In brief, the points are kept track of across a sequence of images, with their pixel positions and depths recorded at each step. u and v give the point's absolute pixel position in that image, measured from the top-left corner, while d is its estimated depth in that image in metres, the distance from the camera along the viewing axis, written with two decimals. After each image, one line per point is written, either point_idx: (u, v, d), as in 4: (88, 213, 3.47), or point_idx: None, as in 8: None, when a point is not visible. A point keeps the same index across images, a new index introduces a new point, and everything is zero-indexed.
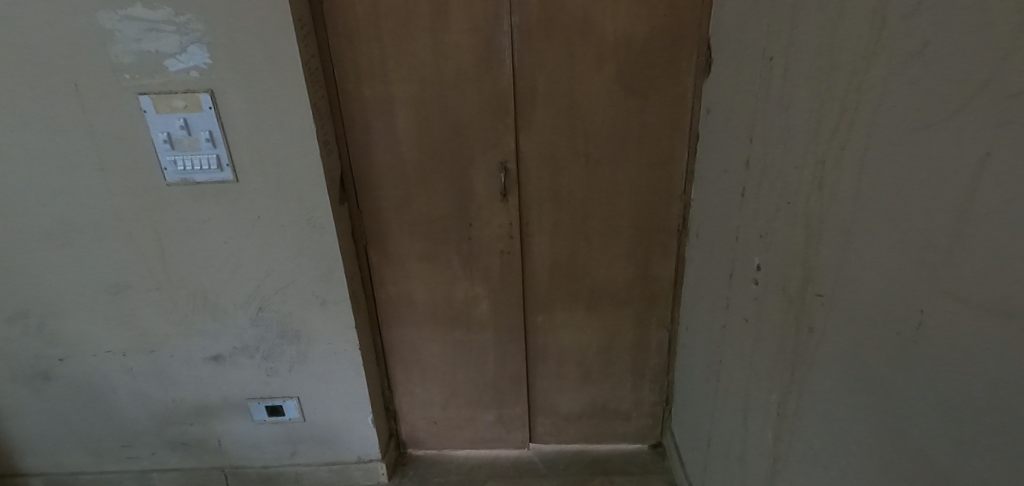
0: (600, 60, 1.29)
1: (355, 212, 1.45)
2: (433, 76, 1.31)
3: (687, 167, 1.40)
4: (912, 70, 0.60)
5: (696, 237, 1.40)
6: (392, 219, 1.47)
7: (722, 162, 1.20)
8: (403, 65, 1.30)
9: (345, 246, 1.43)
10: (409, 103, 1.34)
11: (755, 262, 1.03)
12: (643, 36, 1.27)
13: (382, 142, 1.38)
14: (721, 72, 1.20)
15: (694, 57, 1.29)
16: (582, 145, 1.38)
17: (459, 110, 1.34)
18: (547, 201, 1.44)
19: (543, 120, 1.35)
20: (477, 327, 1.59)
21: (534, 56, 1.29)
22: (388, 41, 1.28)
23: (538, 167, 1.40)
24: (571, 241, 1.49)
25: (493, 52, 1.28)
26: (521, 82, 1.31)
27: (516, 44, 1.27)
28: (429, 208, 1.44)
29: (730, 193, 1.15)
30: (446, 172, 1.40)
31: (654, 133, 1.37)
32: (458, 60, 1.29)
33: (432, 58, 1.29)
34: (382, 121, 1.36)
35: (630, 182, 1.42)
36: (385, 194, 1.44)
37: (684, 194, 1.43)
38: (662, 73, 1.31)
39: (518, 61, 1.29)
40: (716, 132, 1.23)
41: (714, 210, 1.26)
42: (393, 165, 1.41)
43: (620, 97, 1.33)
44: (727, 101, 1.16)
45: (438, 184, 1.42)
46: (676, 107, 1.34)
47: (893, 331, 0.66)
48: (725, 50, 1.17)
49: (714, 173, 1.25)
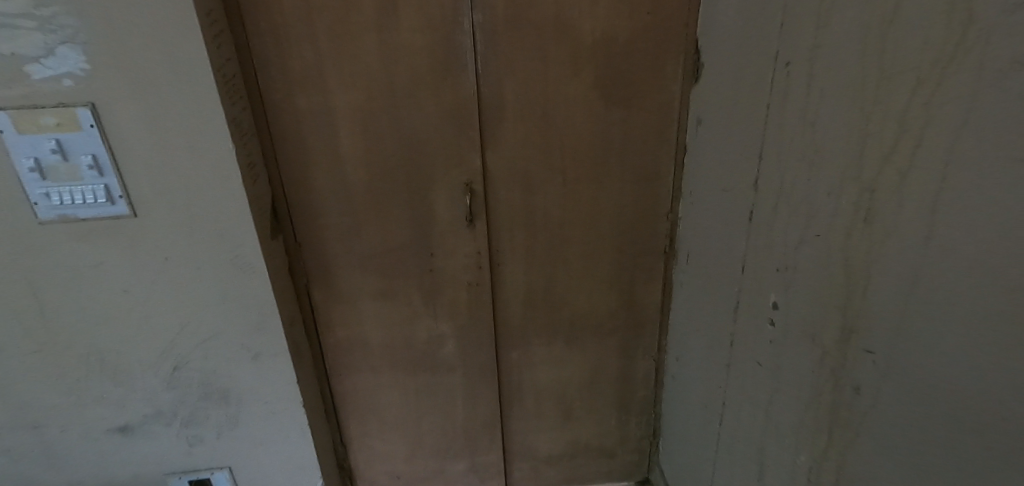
0: (576, 66, 1.13)
1: (294, 245, 1.23)
2: (380, 84, 1.10)
3: (674, 183, 1.25)
4: (1003, 85, 0.47)
5: (686, 261, 1.26)
6: (339, 251, 1.25)
7: (718, 180, 1.06)
8: (343, 71, 1.09)
9: (281, 286, 1.20)
10: (353, 116, 1.13)
11: (768, 300, 0.89)
12: (626, 37, 1.11)
13: (322, 162, 1.16)
14: (715, 79, 1.05)
15: (681, 61, 1.14)
16: (557, 162, 1.21)
17: (414, 124, 1.14)
18: (519, 226, 1.26)
19: (513, 135, 1.17)
20: (442, 368, 1.40)
21: (500, 60, 1.10)
22: (323, 42, 1.06)
23: (508, 187, 1.22)
24: (546, 269, 1.32)
25: (451, 56, 1.09)
26: (487, 91, 1.12)
27: (479, 47, 1.09)
28: (382, 237, 1.24)
29: (731, 217, 1.01)
30: (401, 196, 1.20)
31: (637, 148, 1.22)
32: (410, 66, 1.09)
33: (378, 63, 1.09)
34: (321, 138, 1.14)
35: (611, 201, 1.26)
36: (328, 223, 1.22)
37: (671, 213, 1.28)
38: (646, 80, 1.16)
39: (482, 66, 1.10)
40: (710, 146, 1.09)
41: (710, 233, 1.12)
42: (336, 189, 1.19)
43: (599, 108, 1.17)
44: (724, 112, 1.02)
45: (391, 210, 1.22)
46: (662, 118, 1.19)
47: (974, 410, 0.52)
48: (719, 53, 1.03)
49: (710, 191, 1.10)
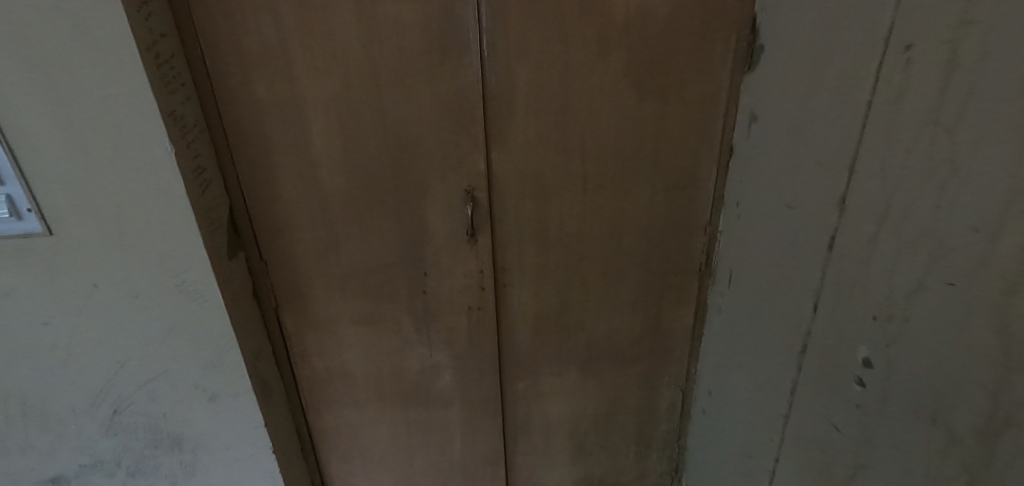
0: (605, 49, 0.91)
1: (259, 263, 1.02)
2: (359, 68, 0.88)
3: (716, 191, 1.05)
4: None
5: (727, 283, 1.07)
6: (314, 269, 1.05)
7: (778, 192, 0.86)
8: (314, 52, 0.87)
9: (243, 314, 1.00)
10: (328, 109, 0.91)
11: (854, 353, 0.70)
12: (668, 13, 0.90)
13: (291, 165, 0.95)
14: (778, 67, 0.84)
15: (732, 43, 0.93)
16: (577, 166, 1.00)
17: (403, 119, 0.93)
18: (530, 241, 1.06)
19: (524, 133, 0.96)
20: (437, 401, 1.21)
21: (511, 41, 0.89)
22: (288, 15, 0.84)
23: (517, 196, 1.02)
24: (561, 290, 1.12)
25: (449, 35, 0.87)
26: (493, 78, 0.91)
27: (484, 23, 0.87)
28: (366, 254, 1.04)
29: (797, 241, 0.82)
30: (388, 206, 1.00)
31: (674, 149, 1.01)
32: (397, 48, 0.87)
33: (357, 42, 0.86)
34: (288, 136, 0.93)
35: (640, 212, 1.06)
36: (300, 238, 1.02)
37: (710, 225, 1.08)
38: (689, 67, 0.94)
39: (487, 47, 0.89)
40: (766, 150, 0.89)
41: (762, 256, 0.93)
42: (309, 197, 0.98)
43: (631, 101, 0.96)
44: (791, 109, 0.81)
45: (377, 223, 1.01)
46: (705, 113, 0.98)
47: None
48: (786, 34, 0.82)
49: (765, 205, 0.91)
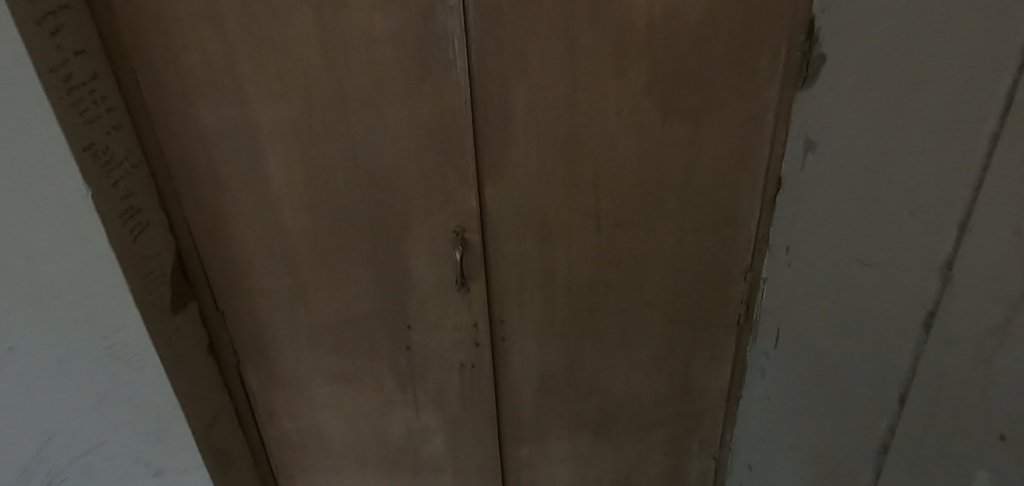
0: (622, 62, 0.74)
1: (216, 314, 0.88)
2: (322, 89, 0.73)
3: (759, 230, 0.87)
4: None
5: (773, 342, 0.88)
6: (280, 321, 0.90)
7: (844, 241, 0.67)
8: (267, 70, 0.72)
9: (195, 376, 0.85)
10: (287, 137, 0.76)
11: (968, 482, 0.51)
12: (701, 18, 0.72)
13: (247, 203, 0.80)
14: (846, 84, 0.66)
15: (782, 53, 0.75)
16: (589, 203, 0.83)
17: (378, 149, 0.77)
18: (532, 289, 0.90)
19: (524, 164, 0.80)
20: (428, 468, 1.05)
21: (505, 55, 0.72)
22: (233, 29, 0.69)
23: (516, 237, 0.85)
24: (571, 345, 0.95)
25: (430, 47, 0.71)
26: (484, 100, 0.75)
27: (472, 33, 0.71)
28: (339, 305, 0.89)
29: (874, 309, 0.63)
30: (363, 249, 0.84)
31: (707, 182, 0.83)
32: (368, 64, 0.72)
33: (318, 58, 0.71)
34: (242, 169, 0.78)
35: (665, 257, 0.88)
36: (262, 286, 0.87)
37: (752, 271, 0.90)
38: (727, 82, 0.76)
39: (477, 62, 0.73)
40: (828, 187, 0.70)
41: (821, 319, 0.74)
42: (270, 239, 0.83)
43: (655, 124, 0.78)
44: (863, 138, 0.63)
45: (350, 268, 0.86)
46: (746, 139, 0.80)
47: None
48: (856, 41, 0.63)
49: (825, 257, 0.72)
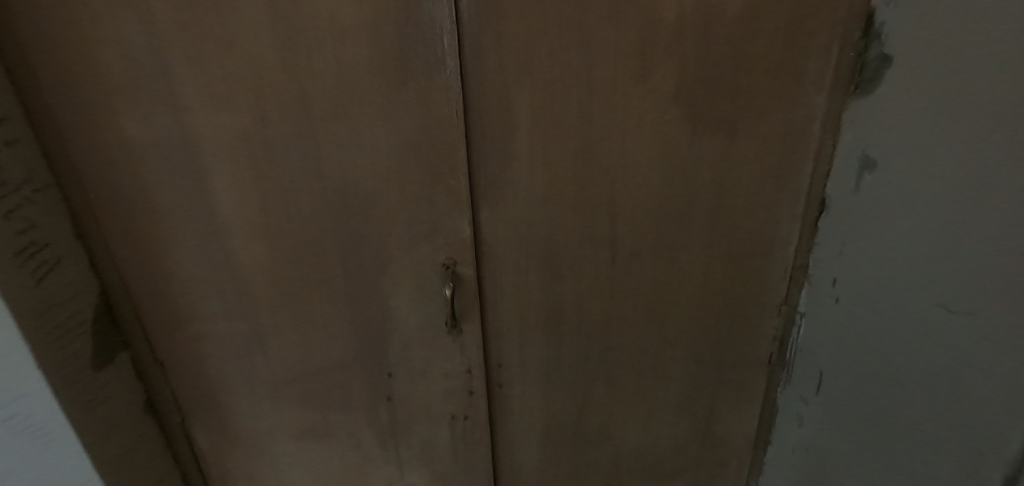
0: (644, 64, 0.62)
1: (155, 366, 0.73)
2: (277, 95, 0.59)
3: (798, 258, 0.75)
4: None
5: (814, 387, 0.76)
6: (235, 372, 0.75)
7: (933, 281, 0.56)
8: (207, 72, 0.57)
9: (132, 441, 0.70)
10: (236, 154, 0.62)
11: None
12: (740, 13, 0.60)
13: (189, 233, 0.66)
14: (910, 90, 0.54)
15: (832, 54, 0.63)
16: (603, 229, 0.71)
17: (350, 167, 0.64)
18: (535, 328, 0.77)
19: (527, 184, 0.67)
20: None
21: (505, 57, 0.59)
22: (161, 21, 0.54)
23: (517, 269, 0.72)
24: (579, 391, 0.82)
25: (413, 44, 0.58)
26: (480, 109, 0.62)
27: (463, 27, 0.58)
28: (306, 351, 0.75)
29: (982, 366, 0.51)
30: (335, 286, 0.71)
31: (740, 204, 0.71)
32: (336, 63, 0.58)
33: (272, 56, 0.57)
34: (182, 193, 0.64)
35: (689, 289, 0.76)
36: (211, 331, 0.72)
37: (787, 304, 0.78)
38: (767, 88, 0.64)
39: (469, 62, 0.60)
40: (893, 214, 0.59)
41: (898, 369, 0.62)
42: (219, 276, 0.69)
43: (681, 137, 0.66)
44: (948, 160, 0.51)
45: (319, 308, 0.72)
46: (786, 155, 0.68)
47: None
48: (927, 39, 0.52)
49: (896, 296, 0.60)
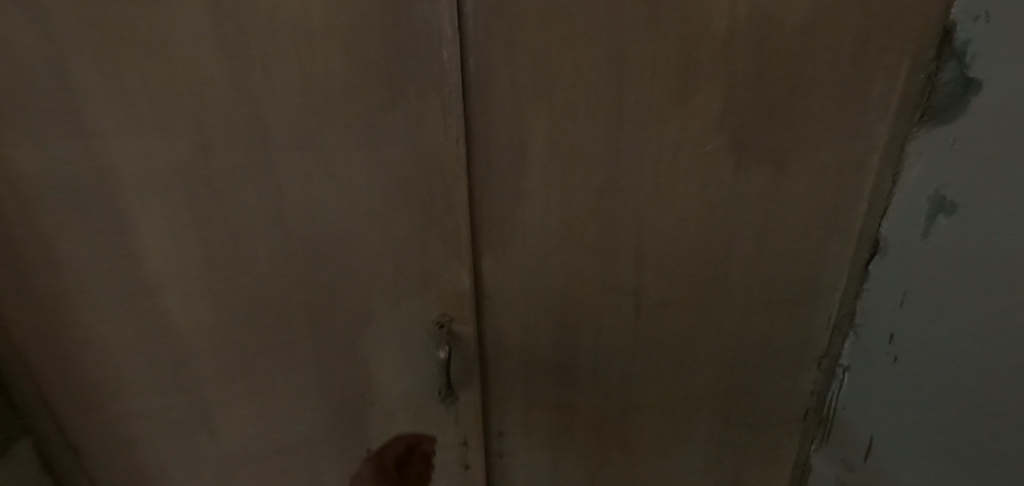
0: (684, 86, 0.52)
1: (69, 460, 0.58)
2: (234, 121, 0.47)
3: (842, 306, 0.65)
4: None
5: (861, 453, 0.67)
6: (177, 455, 0.61)
7: (1021, 355, 0.47)
8: (137, 91, 0.45)
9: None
10: (176, 192, 0.49)
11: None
12: (795, 38, 0.50)
13: (113, 292, 0.52)
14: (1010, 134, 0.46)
15: (901, 74, 0.53)
16: (627, 276, 0.61)
17: (327, 207, 0.53)
18: (541, 388, 0.66)
19: (537, 226, 0.57)
20: None
21: (517, 93, 0.51)
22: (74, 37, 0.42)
23: (524, 325, 0.63)
24: (589, 455, 0.72)
25: (404, 59, 0.48)
26: (487, 149, 0.53)
27: (467, 45, 0.48)
28: (268, 426, 0.62)
29: None
30: (305, 346, 0.59)
31: (785, 248, 0.61)
32: (308, 81, 0.47)
33: (224, 71, 0.45)
34: (103, 247, 0.50)
35: (721, 345, 0.66)
36: (145, 410, 0.58)
37: (828, 358, 0.68)
38: (823, 116, 0.54)
39: (473, 85, 0.50)
40: (980, 270, 0.50)
41: (970, 449, 0.53)
42: (154, 341, 0.55)
43: (724, 172, 0.56)
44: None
45: (288, 374, 0.60)
46: (838, 194, 0.58)
47: None
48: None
49: (983, 365, 0.51)
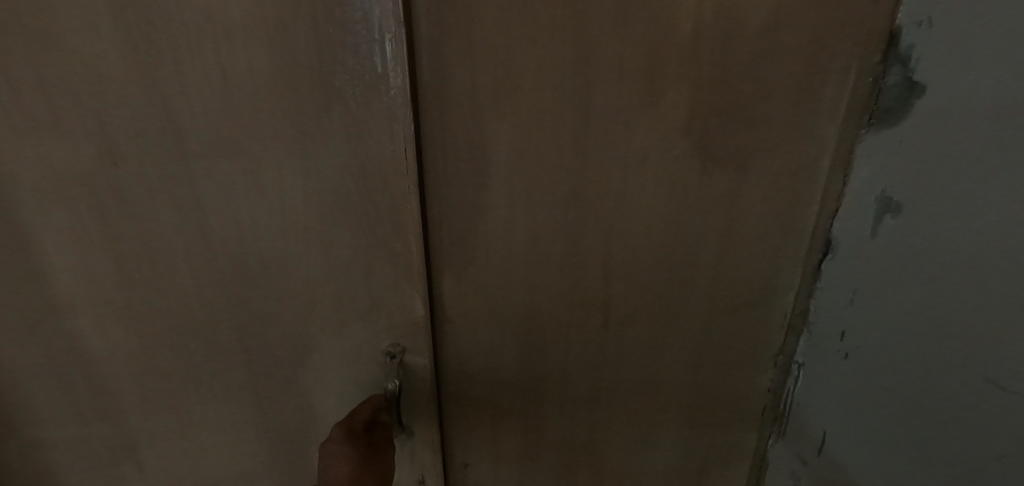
0: (649, 90, 0.49)
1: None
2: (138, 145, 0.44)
3: (796, 304, 0.66)
4: None
5: (814, 447, 0.68)
6: (108, 477, 0.59)
7: (961, 348, 0.48)
8: (52, 93, 0.42)
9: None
10: (92, 204, 0.46)
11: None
12: (752, 43, 0.49)
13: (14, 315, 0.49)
14: (952, 140, 0.47)
15: (849, 80, 0.54)
16: (594, 288, 0.58)
17: (258, 228, 0.48)
18: (506, 407, 0.63)
19: (500, 239, 0.53)
20: None
21: (469, 102, 0.46)
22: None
23: (484, 348, 0.59)
24: (558, 473, 0.69)
25: (341, 60, 0.43)
26: (439, 163, 0.48)
27: (415, 45, 0.44)
28: (216, 445, 0.60)
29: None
30: (246, 369, 0.56)
31: (745, 251, 0.61)
32: (233, 88, 0.43)
33: (128, 79, 0.42)
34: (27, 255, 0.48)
35: (686, 352, 0.65)
36: (56, 439, 0.55)
37: (783, 354, 0.69)
38: (782, 118, 0.54)
39: (425, 88, 0.45)
40: (925, 267, 0.51)
41: (918, 441, 0.54)
42: (63, 366, 0.53)
43: (690, 176, 0.54)
44: (991, 209, 0.44)
45: (222, 406, 0.56)
46: (793, 195, 0.59)
47: None
48: (978, 73, 0.44)
49: (925, 357, 0.52)
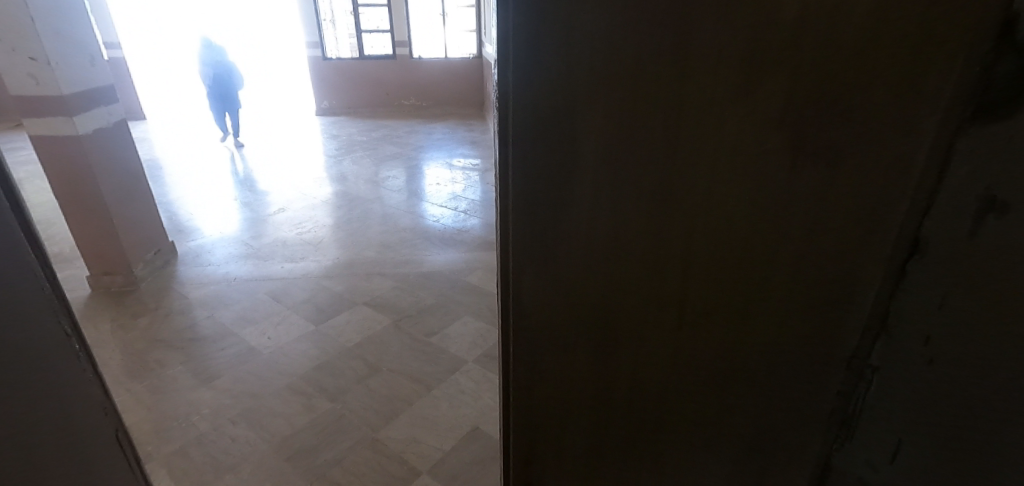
0: (744, 83, 0.49)
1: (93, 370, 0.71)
2: None
3: (874, 308, 0.61)
4: None
5: (888, 454, 0.65)
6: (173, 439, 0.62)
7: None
8: None
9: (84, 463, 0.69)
10: None
11: None
12: (852, 32, 0.46)
13: None
14: None
15: (954, 69, 0.49)
16: (673, 279, 0.58)
17: None
18: (579, 384, 0.66)
19: (586, 230, 0.56)
20: None
21: (565, 93, 0.50)
22: None
23: (561, 323, 0.62)
24: (620, 450, 0.71)
25: None
26: (535, 146, 0.53)
27: (505, 46, 0.50)
28: None
29: None
30: None
31: (829, 250, 0.57)
32: None
33: None
34: None
35: (760, 348, 0.63)
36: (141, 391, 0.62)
37: (857, 358, 0.65)
38: (883, 110, 0.50)
39: (515, 83, 0.50)
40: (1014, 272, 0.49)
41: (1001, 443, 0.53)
42: None
43: (780, 170, 0.53)
44: None
45: None
46: (886, 189, 0.54)
47: None
48: None
49: (996, 356, 0.52)
